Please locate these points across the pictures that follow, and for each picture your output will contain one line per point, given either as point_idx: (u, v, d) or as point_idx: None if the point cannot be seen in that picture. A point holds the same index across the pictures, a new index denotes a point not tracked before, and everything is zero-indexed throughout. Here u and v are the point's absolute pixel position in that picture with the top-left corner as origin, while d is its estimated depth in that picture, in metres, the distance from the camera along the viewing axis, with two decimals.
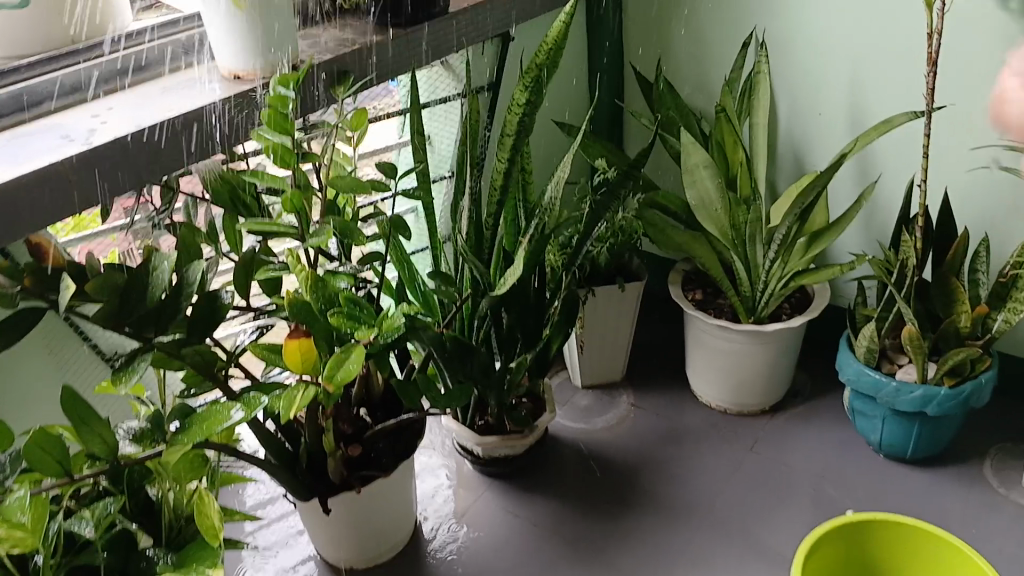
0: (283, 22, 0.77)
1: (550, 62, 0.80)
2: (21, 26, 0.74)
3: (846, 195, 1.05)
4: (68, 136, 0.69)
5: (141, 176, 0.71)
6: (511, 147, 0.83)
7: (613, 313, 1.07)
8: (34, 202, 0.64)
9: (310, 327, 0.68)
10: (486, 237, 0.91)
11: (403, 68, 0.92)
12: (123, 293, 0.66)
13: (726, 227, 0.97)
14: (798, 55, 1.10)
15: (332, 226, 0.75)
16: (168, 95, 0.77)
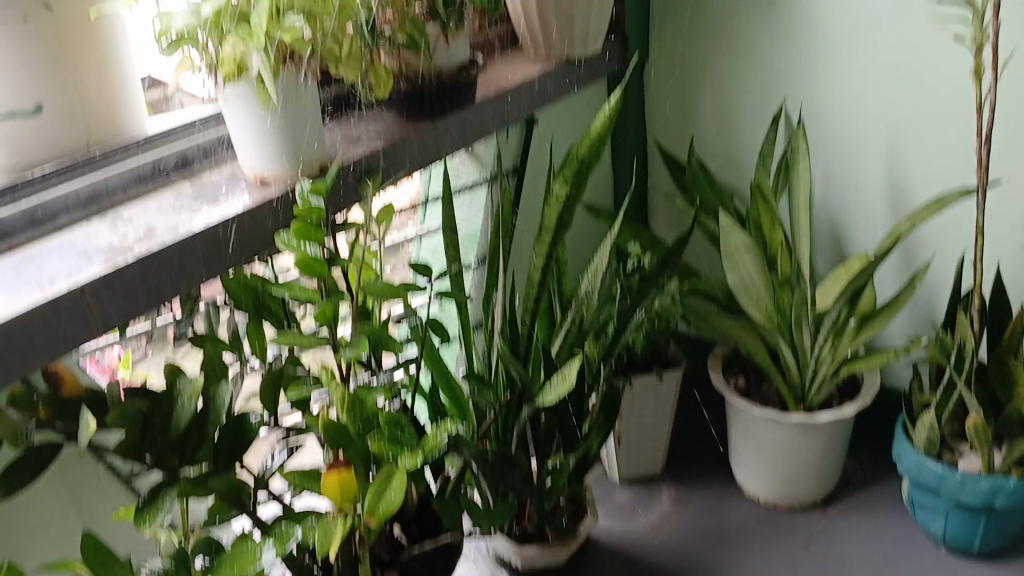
0: (308, 122, 0.74)
1: (591, 156, 0.81)
2: (32, 134, 0.72)
3: (893, 279, 1.05)
4: (89, 256, 0.65)
5: (160, 293, 0.66)
6: (549, 244, 0.84)
7: (652, 404, 1.02)
8: (52, 331, 0.60)
9: (348, 451, 0.63)
10: (523, 333, 0.88)
11: (432, 156, 0.88)
12: (145, 421, 0.61)
13: (771, 311, 0.95)
14: (830, 129, 1.08)
15: (366, 335, 0.71)
16: (193, 207, 0.73)
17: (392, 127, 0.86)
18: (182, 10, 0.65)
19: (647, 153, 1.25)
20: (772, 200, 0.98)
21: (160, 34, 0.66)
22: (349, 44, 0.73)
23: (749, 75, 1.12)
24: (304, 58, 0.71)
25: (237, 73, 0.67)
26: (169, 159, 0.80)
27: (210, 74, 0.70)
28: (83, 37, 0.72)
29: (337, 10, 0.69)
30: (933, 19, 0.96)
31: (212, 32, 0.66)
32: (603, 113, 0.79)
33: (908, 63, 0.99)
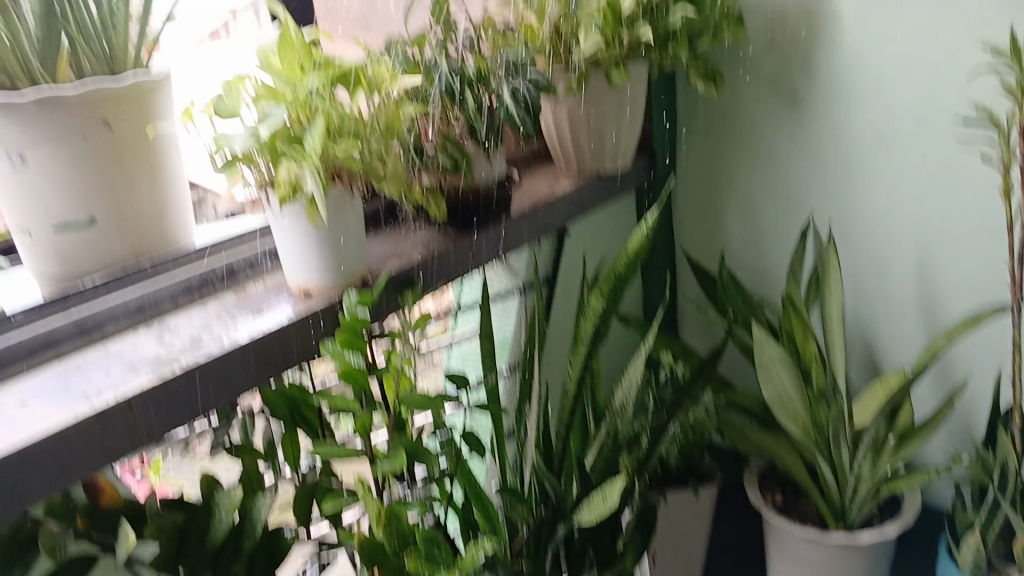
0: (352, 238, 0.77)
1: (628, 271, 0.84)
2: (83, 245, 0.74)
3: (929, 398, 1.05)
4: (138, 367, 0.66)
5: (203, 403, 0.67)
6: (584, 357, 0.86)
7: (687, 518, 1.01)
8: (96, 444, 0.60)
9: (382, 568, 0.63)
10: (558, 445, 0.88)
11: (468, 268, 0.90)
12: (181, 535, 0.62)
13: (808, 427, 0.96)
14: (860, 242, 1.11)
15: (405, 447, 0.71)
16: (241, 316, 0.76)
17: (431, 239, 0.89)
18: (240, 132, 0.68)
19: (677, 264, 1.28)
20: (805, 313, 0.97)
21: (217, 152, 0.69)
22: (391, 163, 0.75)
23: (775, 187, 1.15)
24: (351, 176, 0.73)
25: (292, 193, 0.68)
26: (216, 270, 0.85)
27: (262, 190, 0.72)
28: (139, 152, 0.75)
29: (382, 130, 0.73)
30: (959, 139, 0.98)
31: (267, 153, 0.68)
32: (641, 231, 0.82)
33: (935, 180, 1.01)
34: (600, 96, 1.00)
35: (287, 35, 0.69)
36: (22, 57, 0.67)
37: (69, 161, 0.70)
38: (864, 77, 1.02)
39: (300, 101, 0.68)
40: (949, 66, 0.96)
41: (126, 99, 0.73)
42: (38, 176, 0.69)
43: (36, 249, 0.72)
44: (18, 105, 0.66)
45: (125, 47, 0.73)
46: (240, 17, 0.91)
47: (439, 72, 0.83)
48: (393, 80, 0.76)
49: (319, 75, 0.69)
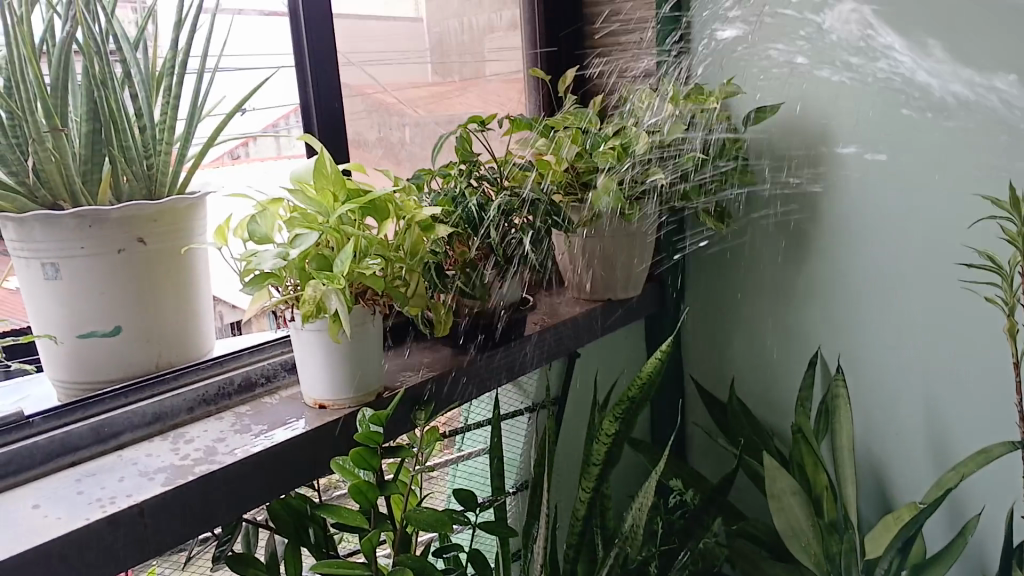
0: (369, 354, 0.79)
1: (642, 395, 0.85)
2: (107, 354, 0.77)
3: (942, 532, 1.04)
4: (151, 475, 0.67)
5: (213, 515, 0.68)
6: (597, 476, 0.86)
7: None
8: (104, 551, 0.60)
9: None
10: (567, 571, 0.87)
11: (481, 389, 0.93)
12: None
13: (820, 558, 0.93)
14: (867, 373, 1.12)
15: (411, 567, 0.70)
16: (255, 427, 0.77)
17: (447, 359, 0.92)
18: (270, 252, 0.71)
19: (686, 390, 1.30)
20: (814, 443, 0.99)
21: (246, 270, 0.72)
22: (414, 282, 0.79)
23: (779, 319, 1.19)
24: (374, 295, 0.77)
25: (316, 311, 0.71)
26: (234, 380, 0.84)
27: (287, 306, 0.76)
28: (169, 267, 0.79)
29: (407, 255, 0.78)
30: (962, 280, 1.00)
31: (295, 270, 0.72)
32: (656, 357, 0.84)
33: (939, 317, 1.03)
34: (612, 231, 1.05)
35: (323, 166, 0.74)
36: (67, 176, 0.73)
37: (101, 272, 0.74)
38: (868, 217, 1.06)
39: (332, 227, 0.72)
40: (953, 209, 0.98)
41: (162, 216, 0.77)
42: (71, 286, 0.73)
43: (64, 356, 0.76)
44: (58, 218, 0.71)
45: (164, 170, 0.80)
46: (259, 140, 0.92)
47: (465, 202, 0.87)
48: (419, 208, 0.79)
49: (351, 203, 0.73)
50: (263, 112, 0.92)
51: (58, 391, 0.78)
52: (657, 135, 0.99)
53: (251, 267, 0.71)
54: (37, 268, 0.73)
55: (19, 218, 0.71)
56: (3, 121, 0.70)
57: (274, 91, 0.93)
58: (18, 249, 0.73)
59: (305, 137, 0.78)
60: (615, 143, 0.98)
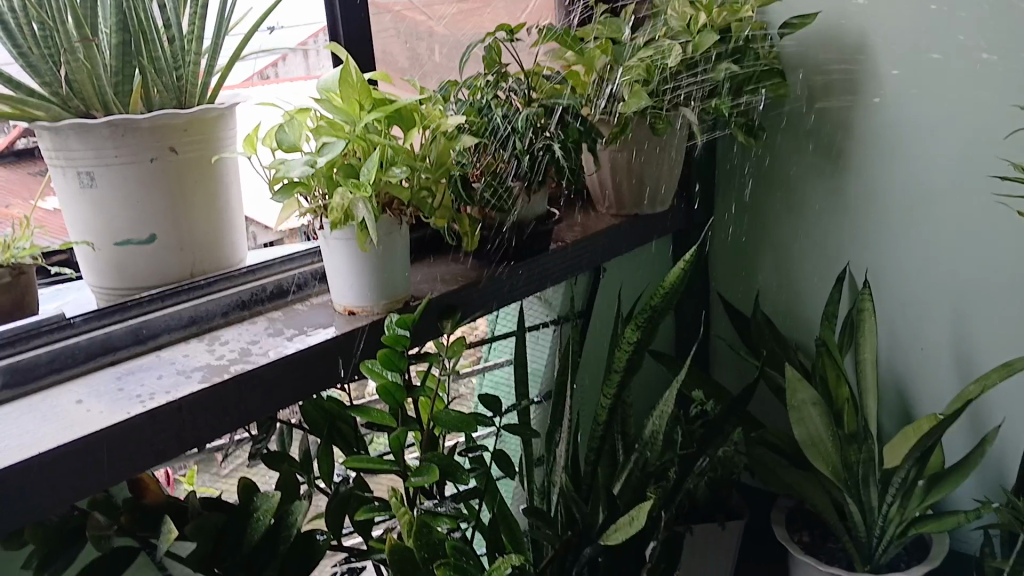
0: (396, 263, 0.81)
1: (663, 305, 0.86)
2: (143, 260, 0.79)
3: (962, 443, 1.05)
4: (186, 373, 0.70)
5: (247, 412, 0.71)
6: (617, 384, 0.88)
7: (713, 554, 1.04)
8: (145, 442, 0.63)
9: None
10: (586, 474, 0.91)
11: (506, 300, 0.95)
12: (218, 539, 0.66)
13: (837, 467, 0.95)
14: (894, 291, 1.12)
15: (436, 464, 0.73)
16: (286, 332, 0.79)
17: (473, 270, 0.93)
18: (298, 160, 0.72)
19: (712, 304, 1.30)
20: (839, 357, 1.00)
21: (275, 179, 0.74)
22: (439, 194, 0.81)
23: (807, 234, 1.18)
24: (401, 205, 0.79)
25: (344, 218, 0.73)
26: (265, 286, 0.87)
27: (316, 216, 0.78)
28: (203, 175, 0.81)
29: (433, 165, 0.79)
30: (995, 193, 0.99)
31: (323, 179, 0.74)
32: (678, 267, 0.85)
33: (969, 232, 1.02)
34: (640, 144, 1.04)
35: (349, 73, 0.73)
36: (98, 85, 0.74)
37: (135, 179, 0.76)
38: (895, 128, 1.04)
39: (358, 135, 0.74)
40: (990, 123, 0.96)
41: (192, 125, 0.78)
42: (107, 193, 0.75)
43: (102, 261, 0.79)
44: (92, 127, 0.72)
45: (192, 81, 0.81)
46: (289, 59, 0.93)
47: (491, 113, 0.88)
48: (444, 117, 0.79)
49: (377, 111, 0.74)
50: (291, 30, 0.93)
51: (98, 296, 0.82)
52: (689, 46, 0.99)
53: (280, 175, 0.72)
54: (72, 176, 0.75)
55: (54, 126, 0.72)
56: (36, 32, 0.71)
57: (300, 7, 0.93)
58: (53, 157, 0.75)
59: (332, 46, 0.78)
60: (647, 55, 0.98)
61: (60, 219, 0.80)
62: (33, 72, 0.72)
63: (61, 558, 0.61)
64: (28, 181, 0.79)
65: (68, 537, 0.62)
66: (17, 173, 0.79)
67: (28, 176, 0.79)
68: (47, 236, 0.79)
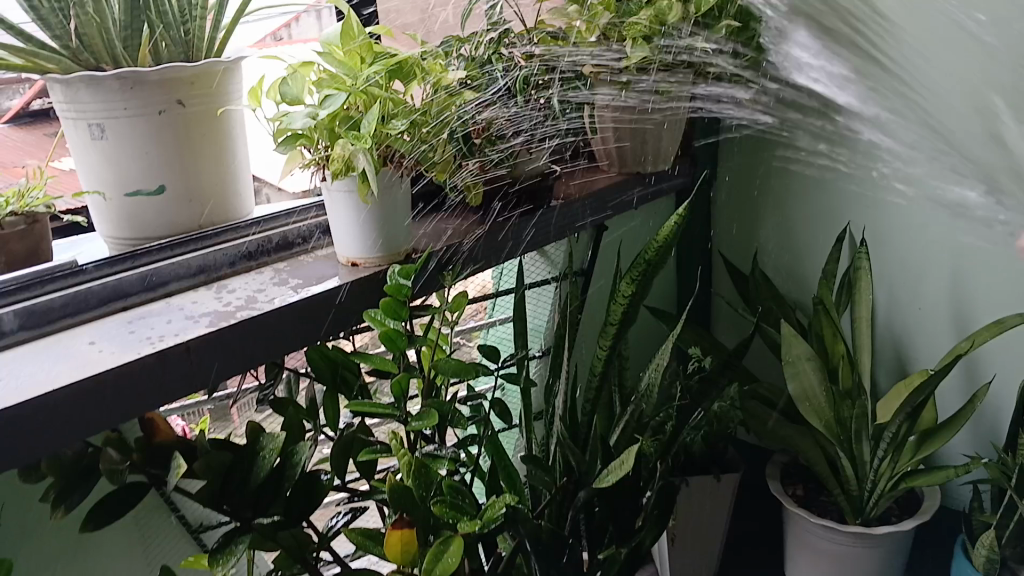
0: (399, 217, 0.83)
1: (660, 259, 0.88)
2: (152, 211, 0.81)
3: (955, 397, 1.08)
4: (195, 317, 0.73)
5: (255, 356, 0.74)
6: (614, 335, 0.90)
7: (707, 506, 1.07)
8: (155, 382, 0.66)
9: (412, 513, 0.67)
10: (580, 424, 0.93)
11: (507, 253, 0.98)
12: (226, 476, 0.68)
13: (831, 421, 0.98)
14: None
15: (435, 408, 0.76)
16: (292, 281, 0.82)
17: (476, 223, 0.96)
18: (300, 112, 0.75)
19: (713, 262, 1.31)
20: (835, 315, 1.02)
21: (278, 131, 0.76)
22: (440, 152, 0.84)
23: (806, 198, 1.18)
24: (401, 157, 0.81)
25: (346, 167, 0.76)
26: (272, 239, 0.89)
27: (318, 167, 0.80)
28: (210, 128, 0.82)
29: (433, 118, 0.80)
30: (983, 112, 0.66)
31: (325, 131, 0.76)
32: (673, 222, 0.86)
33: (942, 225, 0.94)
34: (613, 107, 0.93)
35: (349, 28, 0.76)
36: (108, 38, 0.75)
37: (144, 130, 0.77)
38: None
39: (359, 89, 0.75)
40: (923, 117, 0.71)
41: (198, 79, 0.79)
42: (117, 144, 0.77)
43: (113, 210, 0.81)
44: (101, 79, 0.73)
45: (199, 35, 0.82)
46: (302, 19, 0.90)
47: (487, 67, 0.81)
48: (446, 70, 0.82)
49: (378, 65, 0.76)
50: None
51: (110, 245, 0.84)
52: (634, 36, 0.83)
53: (283, 127, 0.74)
54: (83, 127, 0.76)
55: (65, 78, 0.74)
56: None
57: None
58: (65, 109, 0.76)
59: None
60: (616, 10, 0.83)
61: (76, 182, 0.81)
62: (44, 26, 0.73)
63: (77, 492, 0.64)
64: (44, 142, 0.80)
65: (83, 472, 0.65)
66: (34, 135, 0.80)
67: (44, 137, 0.80)
68: (61, 193, 0.81)
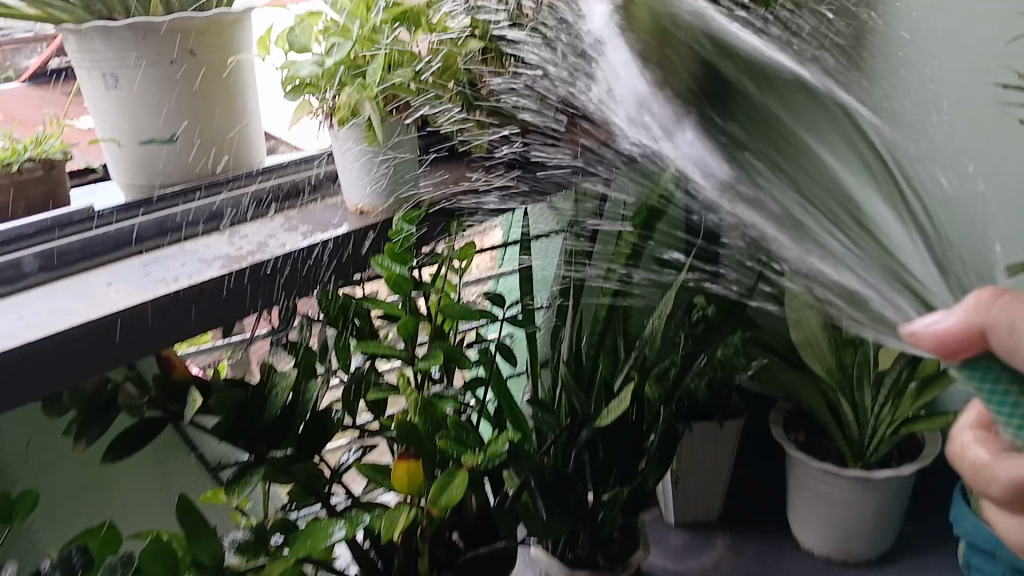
0: (403, 166, 0.85)
1: None
2: (165, 159, 0.83)
3: None
4: (207, 261, 0.75)
5: (267, 298, 0.76)
6: (618, 281, 0.91)
7: (711, 452, 1.10)
8: (169, 320, 0.70)
9: (416, 448, 0.70)
10: (585, 369, 0.95)
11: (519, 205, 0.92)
12: (240, 410, 0.70)
13: (833, 367, 0.97)
14: None
15: (442, 350, 0.78)
16: (302, 227, 0.84)
17: None
18: (308, 60, 0.78)
19: None
20: None
21: (286, 80, 0.80)
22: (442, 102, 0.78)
23: None
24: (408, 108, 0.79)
25: (351, 115, 0.79)
26: (282, 186, 0.90)
27: (325, 115, 0.82)
28: (223, 77, 0.83)
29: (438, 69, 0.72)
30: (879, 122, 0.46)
31: (331, 78, 0.78)
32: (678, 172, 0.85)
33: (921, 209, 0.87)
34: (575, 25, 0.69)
35: None
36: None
37: (156, 81, 0.78)
38: None
39: (364, 36, 0.76)
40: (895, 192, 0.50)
41: (209, 29, 0.80)
42: (130, 94, 0.79)
43: (127, 158, 0.83)
44: (115, 29, 0.75)
45: None
46: None
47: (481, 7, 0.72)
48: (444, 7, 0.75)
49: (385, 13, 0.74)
50: None
51: (127, 193, 0.86)
52: None
53: (291, 74, 0.78)
54: (98, 77, 0.78)
55: (79, 29, 0.75)
56: None
57: None
58: (80, 58, 0.78)
59: None
60: None
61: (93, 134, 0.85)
62: None
63: (95, 426, 0.65)
64: (61, 100, 0.82)
65: (99, 406, 0.66)
66: (57, 93, 0.82)
67: (63, 96, 0.82)
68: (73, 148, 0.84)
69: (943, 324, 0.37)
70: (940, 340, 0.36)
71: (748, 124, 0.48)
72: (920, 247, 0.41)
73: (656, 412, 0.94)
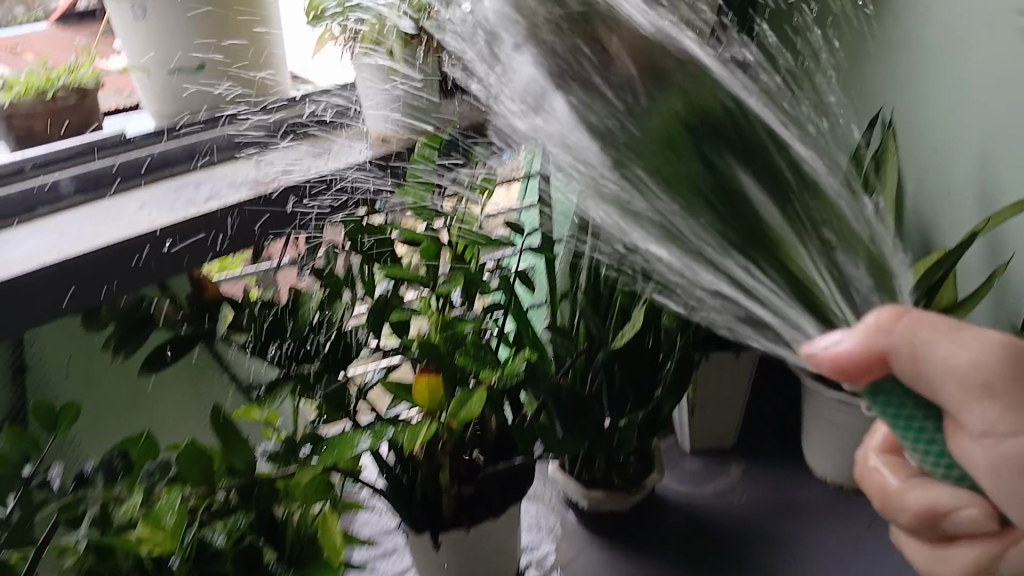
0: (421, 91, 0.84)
1: None
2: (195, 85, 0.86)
3: (978, 273, 1.08)
4: (240, 187, 0.80)
5: (295, 221, 0.81)
6: None
7: (727, 380, 1.12)
8: (200, 243, 0.76)
9: (438, 363, 0.72)
10: (603, 295, 0.96)
11: None
12: (271, 327, 0.74)
13: None
14: (927, 134, 1.08)
15: (461, 274, 0.79)
16: (326, 151, 0.85)
17: None
18: None
19: None
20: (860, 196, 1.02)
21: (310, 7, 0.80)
22: None
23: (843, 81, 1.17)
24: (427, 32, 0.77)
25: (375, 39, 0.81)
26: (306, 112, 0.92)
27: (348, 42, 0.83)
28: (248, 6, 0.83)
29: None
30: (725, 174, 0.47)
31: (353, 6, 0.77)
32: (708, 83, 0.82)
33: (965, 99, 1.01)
34: None
35: None
36: None
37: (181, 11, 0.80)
38: None
39: None
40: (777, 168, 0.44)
41: None
42: (157, 23, 0.80)
43: (157, 86, 0.85)
44: None
45: None
46: None
47: None
48: None
49: None
50: None
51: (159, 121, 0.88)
52: None
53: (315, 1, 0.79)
54: (126, 6, 0.80)
55: None
56: None
57: None
58: None
59: None
60: None
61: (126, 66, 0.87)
62: None
63: (132, 339, 0.69)
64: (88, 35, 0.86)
65: (136, 321, 0.69)
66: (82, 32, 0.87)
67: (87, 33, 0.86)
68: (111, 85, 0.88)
69: (847, 346, 0.44)
70: (842, 359, 0.44)
71: (723, 188, 0.44)
72: (829, 266, 0.45)
73: (673, 338, 0.96)
